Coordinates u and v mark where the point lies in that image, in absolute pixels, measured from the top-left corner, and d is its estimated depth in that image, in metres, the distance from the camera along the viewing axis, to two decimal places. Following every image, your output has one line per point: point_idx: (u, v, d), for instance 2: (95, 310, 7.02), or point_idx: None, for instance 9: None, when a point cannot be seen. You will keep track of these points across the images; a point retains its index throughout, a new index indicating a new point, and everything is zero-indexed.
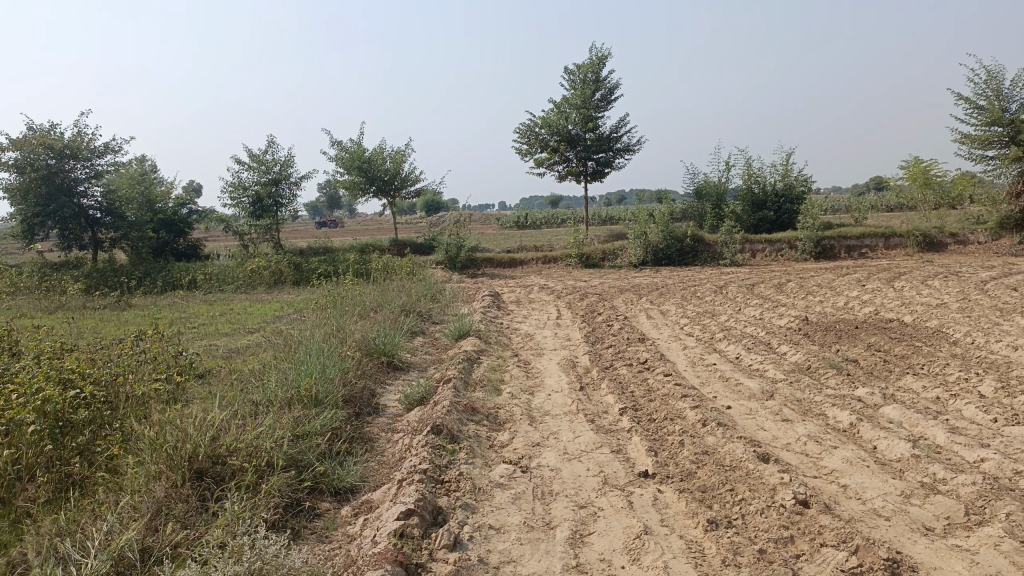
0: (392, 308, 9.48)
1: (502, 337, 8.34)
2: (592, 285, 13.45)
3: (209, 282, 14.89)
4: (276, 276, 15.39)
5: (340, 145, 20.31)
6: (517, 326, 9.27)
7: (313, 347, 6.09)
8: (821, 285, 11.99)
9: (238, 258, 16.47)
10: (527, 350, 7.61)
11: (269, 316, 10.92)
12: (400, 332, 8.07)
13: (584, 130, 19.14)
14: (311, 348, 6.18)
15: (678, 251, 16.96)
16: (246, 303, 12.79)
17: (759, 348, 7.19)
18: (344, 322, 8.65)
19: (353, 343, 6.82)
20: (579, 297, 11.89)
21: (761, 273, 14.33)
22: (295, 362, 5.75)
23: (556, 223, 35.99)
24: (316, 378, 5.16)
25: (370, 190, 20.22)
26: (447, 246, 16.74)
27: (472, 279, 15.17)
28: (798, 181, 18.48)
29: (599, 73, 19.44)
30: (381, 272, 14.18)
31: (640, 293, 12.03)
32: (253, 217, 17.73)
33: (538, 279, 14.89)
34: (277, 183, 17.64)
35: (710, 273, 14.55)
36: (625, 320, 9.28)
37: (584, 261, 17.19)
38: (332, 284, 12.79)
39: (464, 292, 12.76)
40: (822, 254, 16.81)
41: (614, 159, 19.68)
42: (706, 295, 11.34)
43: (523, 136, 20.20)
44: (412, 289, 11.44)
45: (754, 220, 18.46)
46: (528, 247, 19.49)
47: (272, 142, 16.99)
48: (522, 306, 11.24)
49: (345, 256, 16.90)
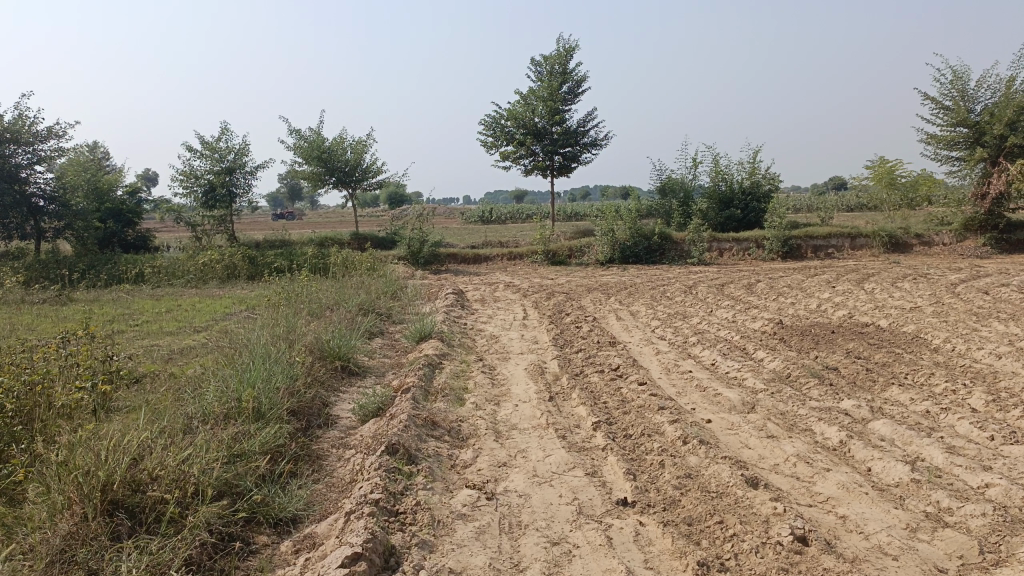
0: (349, 306, 8.98)
1: (465, 339, 7.90)
2: (558, 283, 13.07)
3: (158, 276, 14.17)
4: (229, 270, 14.72)
5: (298, 134, 19.64)
6: (481, 327, 8.85)
7: (258, 352, 5.58)
8: (791, 286, 11.77)
9: (189, 251, 15.74)
10: (492, 354, 7.18)
11: (219, 313, 10.33)
12: (356, 334, 7.59)
13: (550, 123, 18.76)
14: (256, 353, 5.67)
15: (645, 249, 16.68)
16: (196, 299, 12.15)
17: (736, 353, 6.87)
18: (298, 322, 8.14)
19: (303, 346, 6.32)
20: (546, 295, 11.51)
21: (729, 272, 14.11)
22: (236, 369, 5.24)
23: (520, 218, 35.58)
24: (259, 388, 4.66)
25: (330, 181, 19.60)
26: (409, 241, 16.23)
27: (436, 276, 14.67)
28: (765, 179, 18.33)
29: (567, 65, 19.05)
30: (340, 267, 13.63)
31: (608, 292, 11.67)
32: (206, 207, 16.99)
33: (503, 276, 14.45)
34: (231, 172, 16.93)
35: (678, 272, 14.30)
36: (594, 321, 8.91)
37: (550, 258, 16.83)
38: (288, 280, 12.23)
39: (426, 289, 12.29)
40: (789, 253, 16.67)
41: (581, 153, 19.31)
42: (676, 295, 11.04)
43: (488, 128, 19.73)
44: (372, 286, 10.93)
45: (722, 218, 18.26)
46: (493, 242, 19.05)
47: (226, 129, 16.31)
48: (486, 305, 10.82)
49: (303, 249, 16.30)
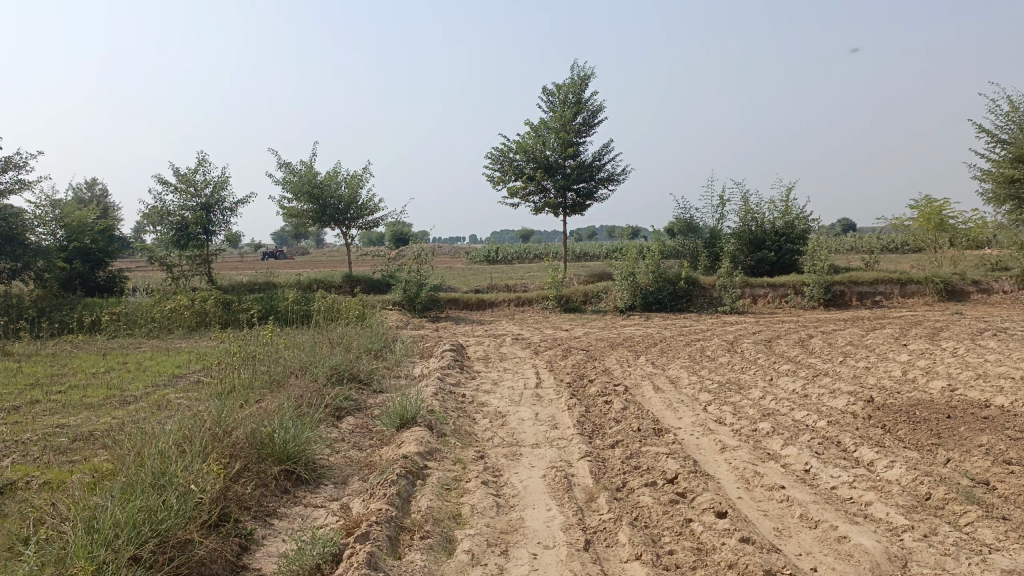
0: (317, 372, 7.13)
1: (461, 421, 6.02)
2: (574, 336, 11.21)
3: (116, 324, 12.40)
4: (200, 318, 12.95)
5: (288, 167, 18.05)
6: (483, 400, 6.98)
7: (138, 470, 3.74)
8: (853, 343, 9.86)
9: (157, 296, 14.00)
10: (497, 447, 5.31)
11: (165, 376, 8.48)
12: (317, 417, 5.73)
13: (563, 156, 17.14)
14: (140, 467, 3.83)
15: (670, 295, 14.86)
16: (149, 353, 10.34)
17: (833, 454, 4.98)
18: (244, 404, 6.28)
19: (229, 449, 4.49)
20: (562, 353, 9.64)
21: (770, 324, 12.28)
22: (95, 509, 3.41)
23: (527, 258, 33.73)
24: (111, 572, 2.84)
25: (321, 219, 17.91)
26: (406, 285, 14.46)
27: (433, 325, 12.87)
28: (800, 218, 16.56)
29: (581, 94, 17.47)
30: (325, 318, 11.84)
31: (634, 350, 9.80)
32: (179, 247, 15.27)
33: (511, 326, 12.64)
34: (207, 209, 15.27)
35: (711, 323, 12.46)
36: (627, 393, 7.03)
37: (563, 305, 15.04)
38: (256, 333, 10.40)
39: (419, 343, 10.44)
40: (832, 301, 14.83)
41: (596, 189, 17.61)
42: (719, 355, 9.16)
43: (495, 161, 18.08)
44: (353, 341, 9.08)
45: (752, 261, 16.45)
46: (498, 286, 17.26)
47: (204, 159, 14.72)
48: (491, 365, 8.95)
49: (285, 294, 14.56)
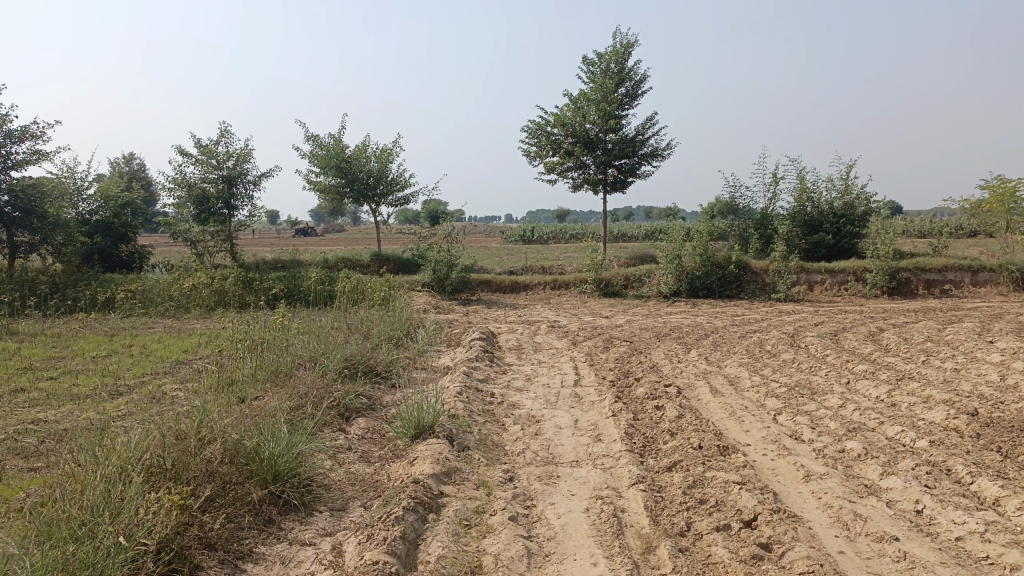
0: (327, 364, 6.28)
1: (487, 429, 5.12)
2: (616, 325, 10.25)
3: (131, 302, 11.79)
4: (219, 297, 12.26)
5: (315, 140, 17.28)
6: (515, 401, 6.08)
7: (62, 510, 2.94)
8: (932, 340, 8.74)
9: (176, 273, 13.34)
10: (530, 467, 4.41)
11: (167, 363, 7.71)
12: (319, 423, 4.88)
13: (604, 130, 16.09)
14: (69, 503, 3.03)
15: (719, 281, 13.81)
16: (159, 336, 9.64)
17: (949, 489, 3.99)
18: (238, 405, 5.45)
19: (198, 470, 3.66)
20: (603, 344, 8.69)
21: (832, 315, 11.17)
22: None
23: (564, 238, 32.72)
24: None
25: (348, 194, 17.13)
26: (435, 265, 13.62)
27: (463, 309, 12.03)
28: (861, 199, 15.31)
29: (624, 64, 16.34)
30: (346, 301, 11.05)
31: (683, 342, 8.82)
32: (200, 221, 14.59)
33: (546, 312, 11.74)
34: (229, 182, 14.49)
35: (765, 313, 11.40)
36: (682, 397, 6.07)
37: (602, 289, 14.09)
38: (271, 316, 9.62)
39: (447, 330, 9.58)
40: (897, 289, 13.64)
41: (639, 165, 16.52)
42: (781, 351, 8.12)
43: (531, 135, 17.08)
44: (372, 329, 8.24)
45: (808, 245, 15.28)
46: (534, 267, 16.33)
47: (225, 129, 13.99)
48: (524, 357, 8.05)
49: (308, 272, 13.85)
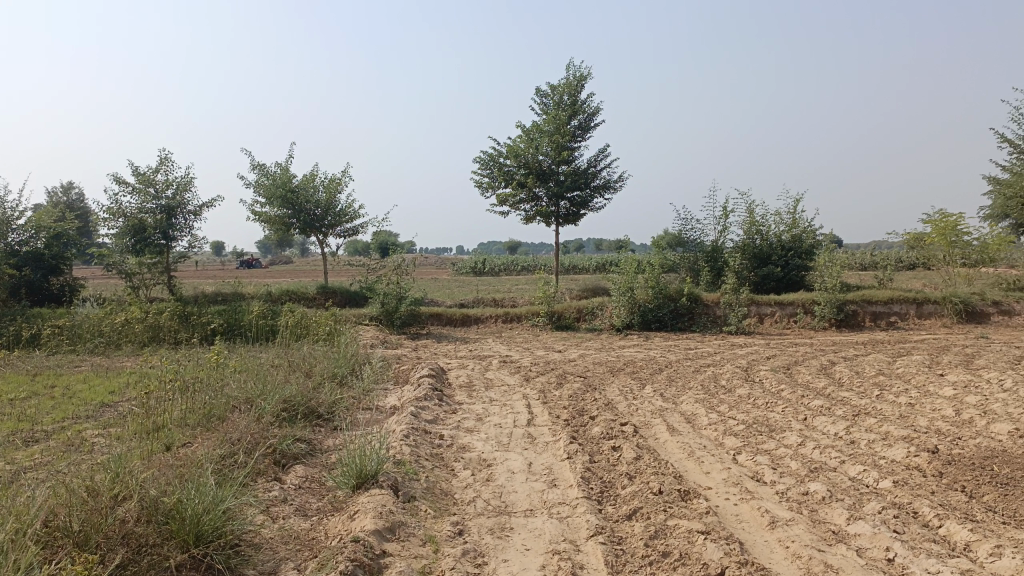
0: (263, 407, 5.89)
1: (436, 476, 4.81)
2: (568, 360, 10.03)
3: (58, 338, 11.14)
4: (154, 333, 11.65)
5: (261, 169, 16.84)
6: (465, 443, 5.77)
7: None
8: (884, 373, 8.73)
9: (109, 307, 12.70)
10: (481, 518, 4.10)
11: (91, 405, 7.18)
12: (249, 473, 4.49)
13: (556, 162, 16.06)
14: None
15: (671, 314, 13.76)
16: (86, 375, 9.06)
17: (918, 534, 3.83)
18: (163, 454, 5.02)
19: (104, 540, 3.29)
20: (556, 380, 8.45)
21: (784, 347, 11.17)
22: None
23: (515, 270, 32.62)
24: None
25: (295, 225, 16.69)
26: (384, 298, 13.26)
27: (413, 344, 11.69)
28: (808, 232, 15.51)
29: (577, 96, 16.40)
30: (290, 336, 10.61)
31: (638, 377, 8.63)
32: (136, 252, 13.99)
33: (498, 346, 11.47)
34: (168, 212, 14.09)
35: (718, 346, 11.34)
36: (639, 437, 5.85)
37: (554, 322, 13.90)
38: (207, 352, 9.12)
39: (395, 366, 9.23)
40: (845, 321, 13.77)
41: (591, 198, 16.50)
42: (736, 386, 7.99)
43: (484, 166, 16.94)
44: (314, 366, 7.85)
45: (757, 277, 15.38)
46: (485, 300, 16.08)
47: (166, 158, 13.50)
48: (475, 395, 7.75)
49: (250, 306, 13.34)
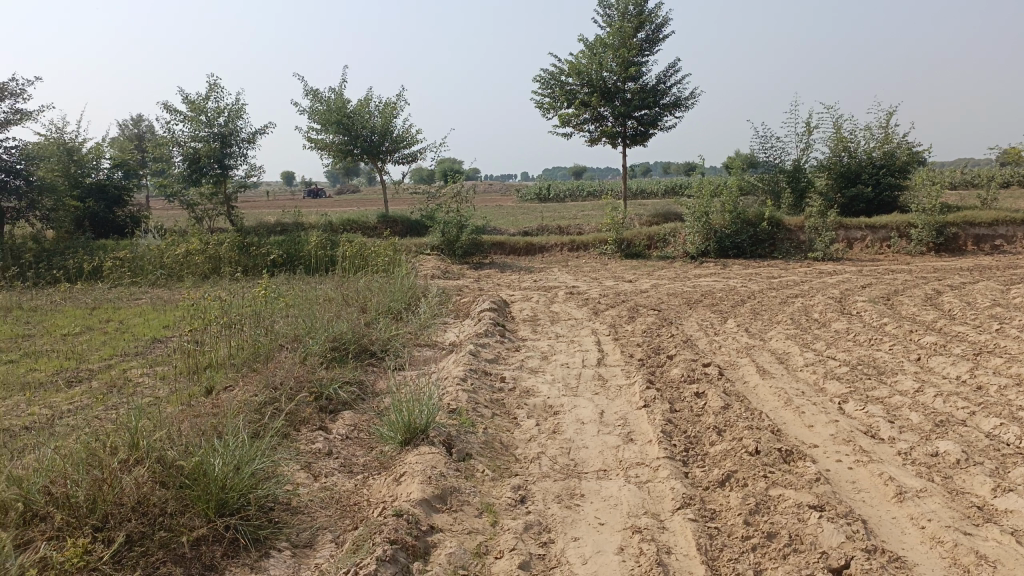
0: (309, 347, 5.41)
1: (495, 428, 4.25)
2: (640, 291, 9.30)
3: (118, 271, 11.00)
4: (214, 264, 11.28)
5: (315, 95, 16.27)
6: (528, 386, 5.19)
7: None
8: (1002, 304, 7.71)
9: (169, 238, 12.51)
10: (546, 482, 3.53)
11: (139, 342, 6.88)
12: (282, 425, 4.02)
13: (623, 79, 14.95)
14: None
15: (751, 240, 12.79)
16: (142, 308, 8.85)
17: None
18: (201, 401, 4.60)
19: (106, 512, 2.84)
20: (627, 313, 7.76)
21: (878, 275, 10.15)
22: None
23: (581, 196, 31.67)
24: None
25: (354, 152, 16.17)
26: (444, 226, 12.68)
27: (474, 274, 11.15)
28: (903, 147, 14.11)
29: (645, 5, 15.11)
30: (347, 267, 10.19)
31: (718, 310, 7.87)
32: (193, 183, 13.71)
33: (564, 276, 10.82)
34: (223, 140, 13.65)
35: (805, 274, 10.40)
36: (725, 380, 5.15)
37: (624, 249, 13.12)
38: (260, 284, 8.76)
39: (454, 299, 8.69)
40: (944, 245, 12.57)
41: (662, 116, 15.37)
42: (832, 320, 7.15)
43: (545, 86, 15.94)
44: (368, 301, 7.35)
45: (845, 199, 14.18)
46: (550, 226, 15.37)
47: (215, 84, 13.05)
48: (540, 330, 7.15)
49: (307, 236, 12.96)
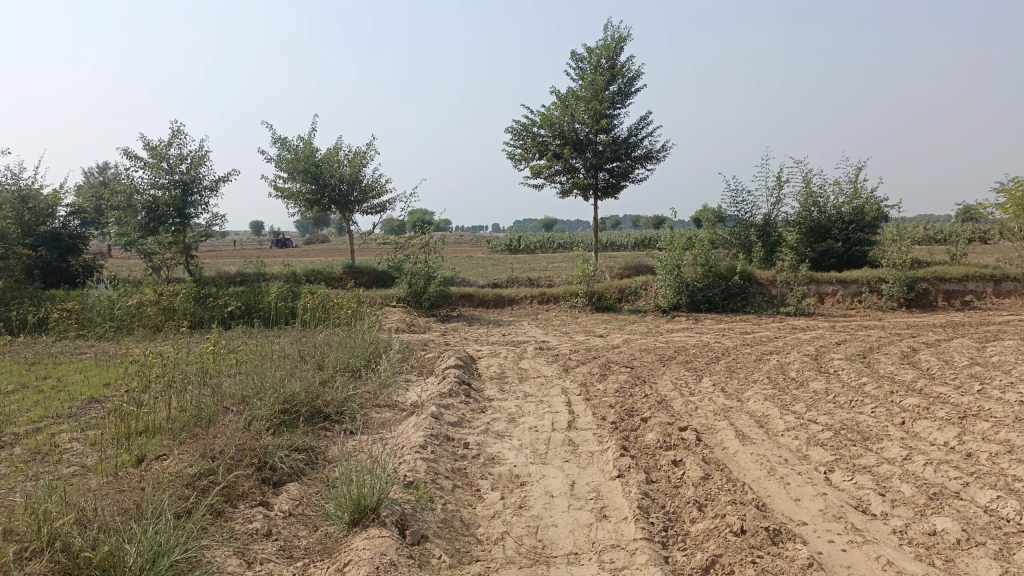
0: (256, 410, 5.00)
1: (456, 503, 3.87)
2: (612, 346, 9.02)
3: (66, 322, 10.46)
4: (168, 316, 10.80)
5: (283, 143, 16.02)
6: (493, 453, 4.82)
7: None
8: (980, 363, 7.53)
9: (123, 288, 12.00)
10: (509, 570, 3.15)
11: (76, 401, 6.39)
12: (212, 503, 3.61)
13: (595, 131, 14.94)
14: None
15: (722, 294, 12.64)
16: (86, 363, 8.34)
17: None
18: (130, 471, 4.17)
19: None
20: (599, 371, 7.44)
21: (852, 331, 9.99)
22: None
23: (551, 248, 31.63)
24: None
25: (321, 201, 15.86)
26: (411, 277, 12.35)
27: (442, 327, 10.81)
28: (871, 203, 14.18)
29: (616, 60, 15.21)
30: (307, 320, 9.79)
31: (692, 368, 7.59)
32: (150, 232, 13.26)
33: (534, 329, 10.52)
34: (183, 188, 13.36)
35: (778, 329, 10.22)
36: (703, 447, 4.83)
37: (595, 302, 12.88)
38: (213, 337, 8.32)
39: (419, 354, 8.32)
40: (915, 300, 12.52)
41: (633, 168, 15.35)
42: (810, 379, 6.89)
43: (516, 137, 15.87)
44: (326, 357, 6.95)
45: (815, 253, 14.17)
46: (519, 278, 15.12)
47: (178, 130, 12.74)
48: (508, 389, 6.80)
49: (269, 286, 12.53)
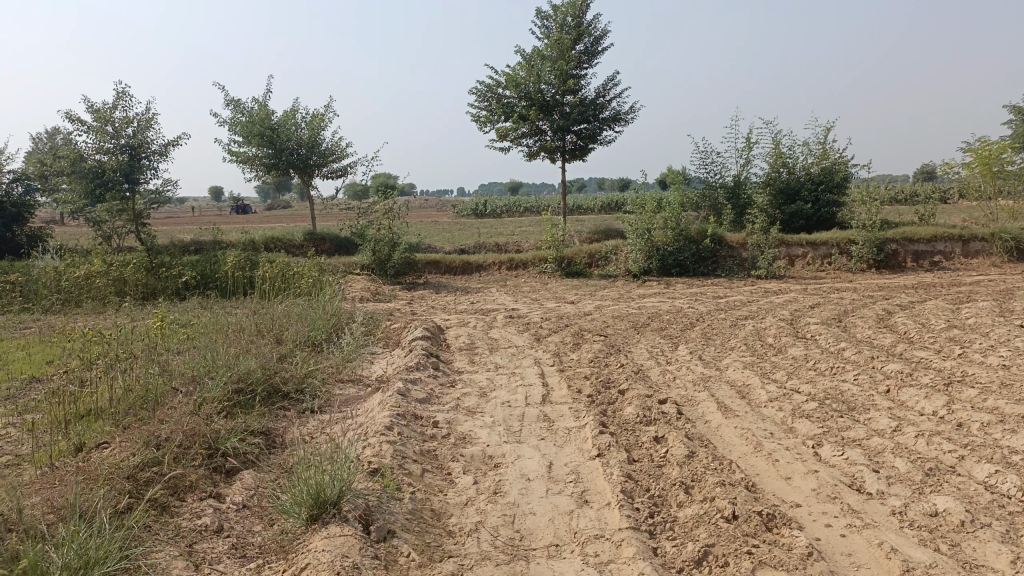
0: (208, 392, 4.63)
1: (426, 491, 3.57)
2: (584, 313, 8.75)
3: (8, 296, 9.88)
4: (118, 288, 10.29)
5: (237, 105, 15.33)
6: (464, 433, 4.52)
7: None
8: (957, 326, 7.42)
9: (69, 259, 11.40)
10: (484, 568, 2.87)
11: (14, 382, 5.95)
12: (153, 501, 3.27)
13: (562, 92, 14.51)
14: None
15: (693, 257, 12.44)
16: (29, 339, 7.85)
17: None
18: (66, 464, 3.79)
19: None
20: (572, 340, 7.17)
21: (825, 294, 9.86)
22: None
23: (518, 212, 31.25)
24: None
25: (278, 166, 15.26)
26: (375, 244, 11.93)
27: (408, 295, 10.46)
28: (841, 164, 14.04)
29: (583, 18, 14.74)
30: (266, 290, 9.36)
31: (668, 335, 7.37)
32: (95, 199, 12.58)
33: (503, 296, 10.22)
34: (131, 153, 12.67)
35: (751, 293, 10.05)
36: (684, 421, 4.59)
37: (564, 267, 12.61)
38: (165, 310, 7.87)
39: (384, 325, 7.97)
40: (884, 262, 12.47)
41: (601, 130, 14.99)
42: (789, 345, 6.70)
43: (481, 98, 15.37)
44: (285, 330, 6.57)
45: (785, 215, 14.04)
46: (487, 244, 14.77)
47: (123, 91, 12.03)
48: (478, 361, 6.50)
49: (226, 255, 12.03)
